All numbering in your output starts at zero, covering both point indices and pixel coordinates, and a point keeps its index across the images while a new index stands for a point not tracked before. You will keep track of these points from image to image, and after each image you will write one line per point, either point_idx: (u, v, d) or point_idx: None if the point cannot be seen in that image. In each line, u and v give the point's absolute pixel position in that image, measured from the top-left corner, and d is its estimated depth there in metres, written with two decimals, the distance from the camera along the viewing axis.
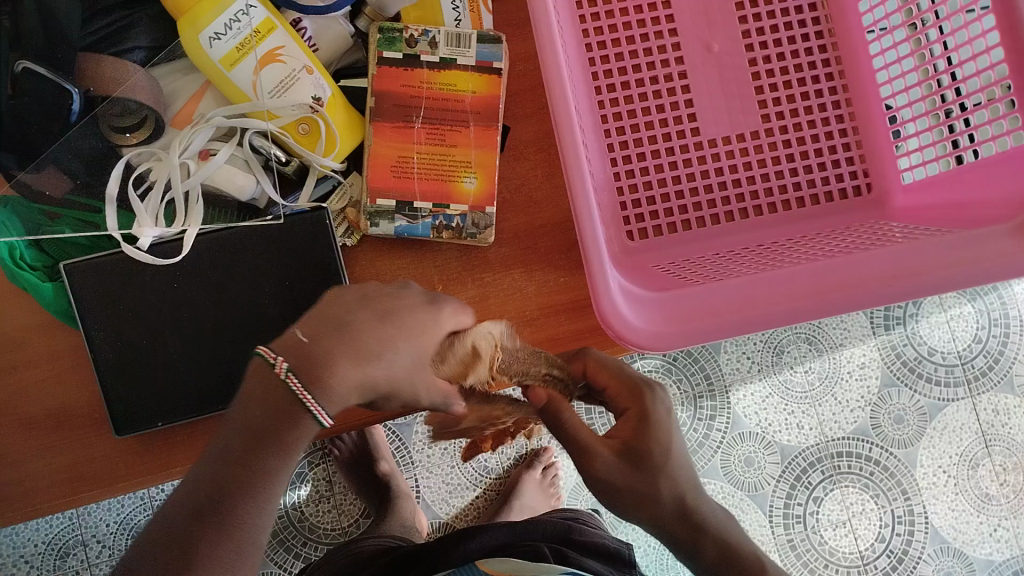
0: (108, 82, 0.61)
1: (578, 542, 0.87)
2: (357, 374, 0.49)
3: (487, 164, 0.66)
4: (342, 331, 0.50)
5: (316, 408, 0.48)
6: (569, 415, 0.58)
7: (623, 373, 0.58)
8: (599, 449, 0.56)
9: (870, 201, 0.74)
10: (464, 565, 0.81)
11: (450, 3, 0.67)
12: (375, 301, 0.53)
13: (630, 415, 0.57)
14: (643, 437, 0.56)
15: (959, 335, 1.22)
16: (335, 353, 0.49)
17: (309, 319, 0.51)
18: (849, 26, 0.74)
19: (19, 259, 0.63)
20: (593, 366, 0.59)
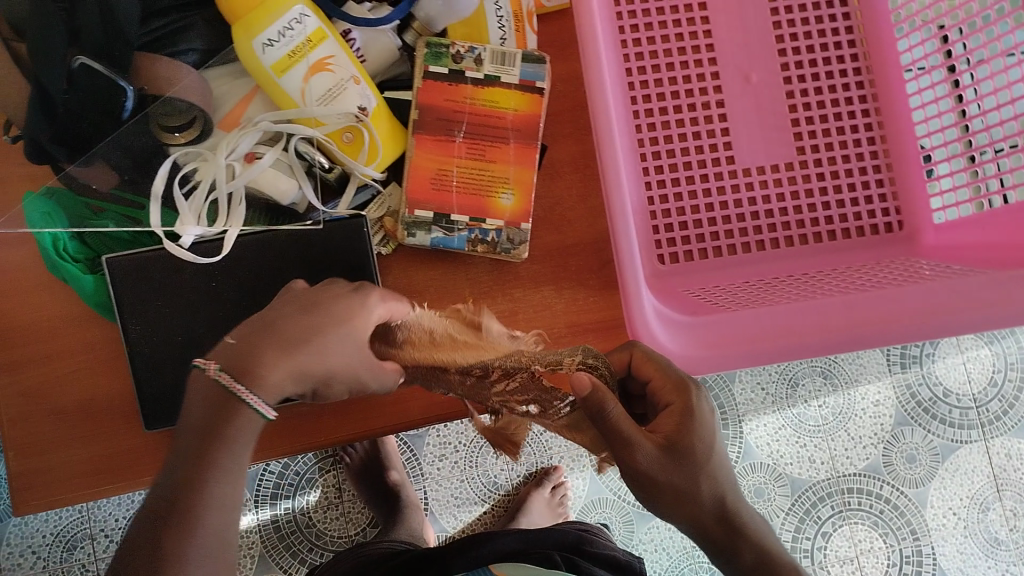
0: (161, 82, 0.63)
1: (589, 552, 0.87)
2: (286, 363, 0.52)
3: (525, 181, 0.67)
4: (268, 328, 0.53)
5: (250, 397, 0.51)
6: (614, 406, 0.53)
7: (671, 369, 0.57)
8: (643, 442, 0.53)
9: (901, 237, 0.74)
10: (476, 569, 0.83)
11: (496, 21, 0.68)
12: (301, 298, 0.56)
13: (674, 409, 0.55)
14: (684, 433, 0.54)
15: (975, 377, 1.22)
16: (261, 347, 0.52)
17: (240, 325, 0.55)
18: (887, 64, 0.75)
19: (63, 250, 0.65)
20: (641, 362, 0.58)
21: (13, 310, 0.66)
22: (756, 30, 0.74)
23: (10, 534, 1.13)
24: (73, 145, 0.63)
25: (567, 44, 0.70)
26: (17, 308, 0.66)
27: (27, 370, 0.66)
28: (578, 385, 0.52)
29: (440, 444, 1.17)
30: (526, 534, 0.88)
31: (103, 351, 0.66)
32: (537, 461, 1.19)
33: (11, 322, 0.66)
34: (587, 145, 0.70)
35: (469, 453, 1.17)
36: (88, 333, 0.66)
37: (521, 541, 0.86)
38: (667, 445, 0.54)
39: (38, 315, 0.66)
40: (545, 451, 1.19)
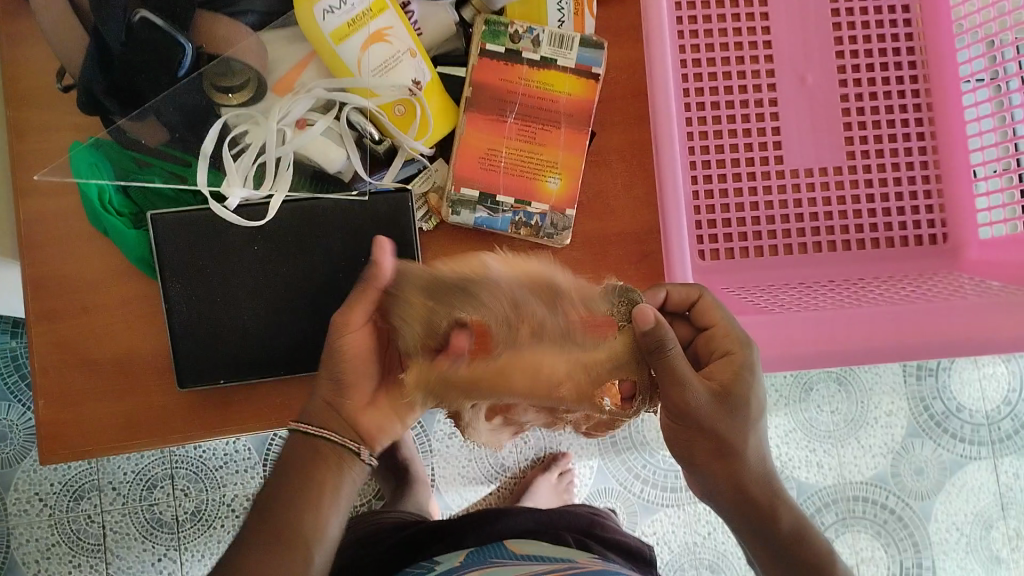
0: (220, 41, 0.64)
1: (601, 537, 0.87)
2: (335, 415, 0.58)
3: (573, 167, 0.66)
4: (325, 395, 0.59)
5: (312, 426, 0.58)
6: (673, 343, 0.49)
7: (735, 326, 0.56)
8: (694, 384, 0.51)
9: (945, 250, 0.74)
10: (490, 543, 0.83)
11: (556, 4, 0.67)
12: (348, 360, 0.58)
13: (733, 358, 0.55)
14: (739, 384, 0.54)
15: (989, 395, 1.22)
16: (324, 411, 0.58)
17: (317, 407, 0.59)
18: (944, 74, 0.74)
19: (107, 203, 0.65)
20: (706, 307, 0.57)
21: (52, 260, 0.66)
22: (815, 30, 0.73)
23: (19, 480, 1.13)
24: (128, 98, 0.64)
25: (624, 32, 0.69)
26: (56, 255, 0.66)
27: (62, 319, 0.66)
28: (641, 320, 0.48)
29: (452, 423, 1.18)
30: (540, 514, 0.88)
31: (140, 306, 0.66)
32: (547, 445, 1.19)
33: (48, 270, 0.66)
34: (636, 134, 0.69)
35: None
36: (126, 287, 0.66)
37: (536, 521, 0.86)
38: (719, 393, 0.53)
39: (76, 266, 0.66)
40: (555, 437, 1.19)
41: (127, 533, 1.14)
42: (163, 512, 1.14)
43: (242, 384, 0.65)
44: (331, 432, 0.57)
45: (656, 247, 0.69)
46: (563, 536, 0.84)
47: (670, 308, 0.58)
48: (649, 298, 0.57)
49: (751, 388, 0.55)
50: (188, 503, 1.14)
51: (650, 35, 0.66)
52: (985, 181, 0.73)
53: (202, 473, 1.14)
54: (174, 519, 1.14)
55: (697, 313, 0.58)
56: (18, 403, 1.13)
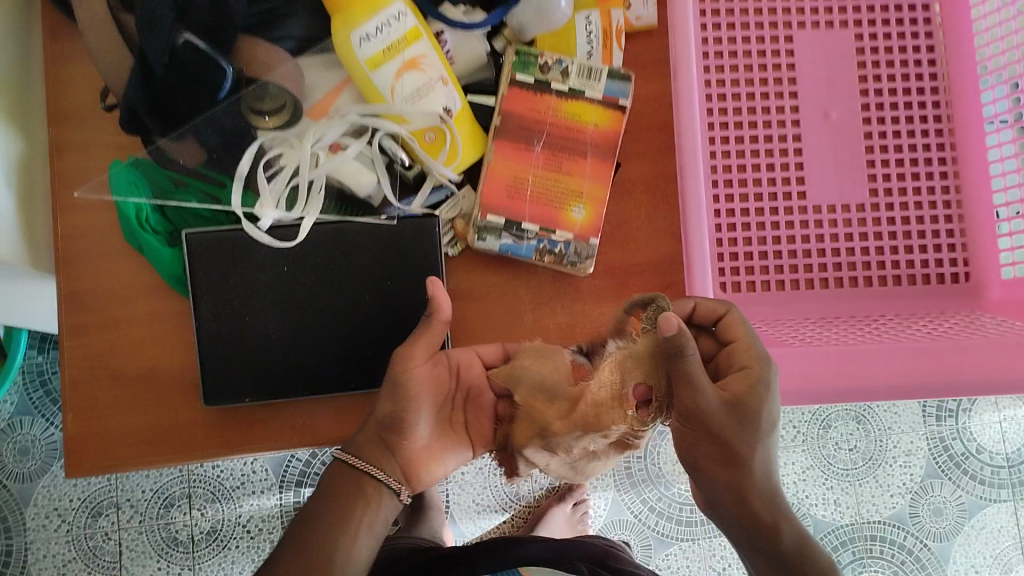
0: (261, 66, 0.66)
1: (614, 568, 0.85)
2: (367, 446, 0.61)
3: (598, 196, 0.67)
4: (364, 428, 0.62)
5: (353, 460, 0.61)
6: (692, 353, 0.53)
7: (756, 341, 0.56)
8: (706, 389, 0.54)
9: (966, 289, 0.74)
10: (504, 569, 0.83)
11: (585, 37, 0.69)
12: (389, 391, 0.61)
13: (749, 373, 0.55)
14: (752, 397, 0.54)
15: (1010, 437, 1.21)
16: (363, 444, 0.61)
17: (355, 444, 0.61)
18: (968, 114, 0.75)
19: (144, 221, 0.67)
20: (732, 321, 0.58)
21: (86, 276, 0.67)
22: (840, 68, 0.74)
23: (38, 494, 1.14)
24: (168, 118, 0.65)
25: (650, 66, 0.71)
26: (90, 271, 0.67)
27: (93, 334, 0.67)
28: (664, 326, 0.52)
29: None
30: (552, 543, 0.87)
31: (171, 322, 0.68)
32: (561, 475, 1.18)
33: (83, 286, 0.67)
34: (661, 165, 0.70)
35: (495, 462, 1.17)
36: (158, 304, 0.68)
37: (548, 549, 0.86)
38: (731, 403, 0.54)
39: (111, 282, 0.67)
40: None
41: (142, 550, 1.15)
42: (179, 530, 1.15)
43: (267, 402, 0.66)
44: (370, 467, 0.61)
45: (678, 277, 0.69)
46: (576, 566, 0.84)
47: (697, 319, 0.60)
48: (676, 308, 0.59)
49: (764, 404, 0.55)
50: (204, 522, 1.15)
51: (679, 68, 0.67)
52: (1008, 222, 0.72)
53: (219, 493, 1.15)
54: (189, 538, 1.15)
55: (722, 327, 0.59)
56: (40, 418, 1.14)
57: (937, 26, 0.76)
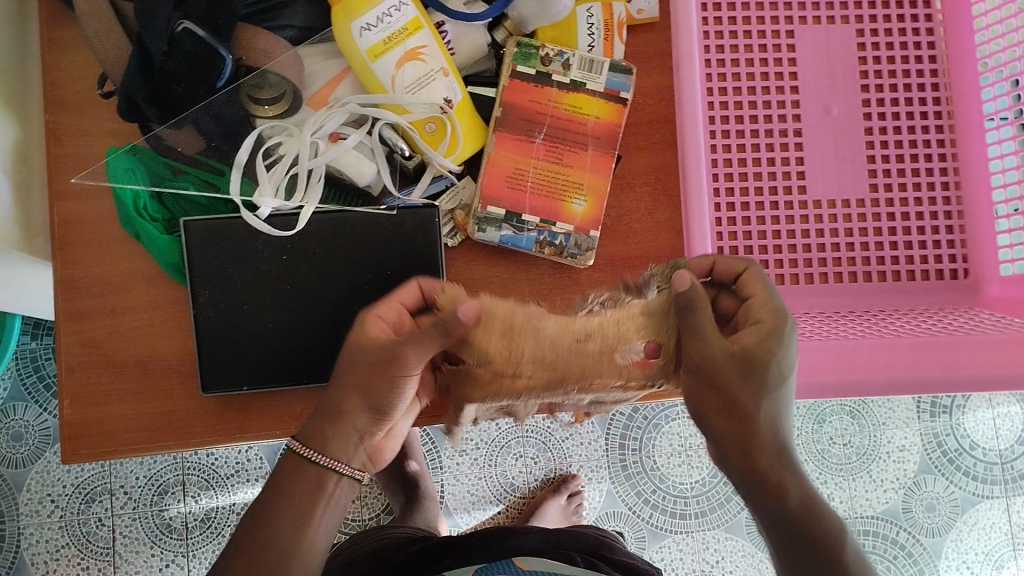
0: (259, 54, 0.65)
1: (609, 558, 0.86)
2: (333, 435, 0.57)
3: (598, 189, 0.67)
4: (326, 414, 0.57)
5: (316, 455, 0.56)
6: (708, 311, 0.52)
7: (775, 296, 0.54)
8: (713, 338, 0.52)
9: (966, 286, 0.74)
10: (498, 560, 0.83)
11: (587, 29, 0.69)
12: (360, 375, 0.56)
13: (760, 327, 0.52)
14: (763, 349, 0.52)
15: (1003, 434, 1.21)
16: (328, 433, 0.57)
17: (321, 431, 0.57)
18: (969, 110, 0.75)
19: (142, 209, 0.66)
20: (749, 278, 0.56)
21: (84, 262, 0.67)
22: (842, 64, 0.74)
23: (32, 480, 1.14)
24: (167, 107, 0.65)
25: (652, 58, 0.71)
26: (87, 258, 0.67)
27: (89, 320, 0.67)
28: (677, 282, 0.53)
29: (462, 440, 1.18)
30: (547, 534, 0.87)
31: (170, 310, 0.67)
32: (556, 466, 1.19)
33: (80, 272, 0.67)
34: (662, 158, 0.70)
35: (489, 452, 1.18)
36: (155, 292, 0.67)
37: (543, 540, 0.86)
38: (740, 358, 0.52)
39: (109, 269, 0.67)
40: (564, 458, 1.19)
41: (136, 537, 1.15)
42: (173, 517, 1.15)
43: (265, 391, 0.66)
44: (335, 461, 0.57)
45: None
46: (570, 558, 0.84)
47: (717, 277, 0.58)
48: (694, 265, 0.58)
49: (775, 357, 0.52)
50: (198, 510, 1.15)
51: (679, 58, 0.68)
52: (1007, 218, 0.72)
53: (213, 481, 1.15)
54: (183, 525, 1.15)
55: (741, 284, 0.56)
56: (34, 404, 1.14)
57: (938, 22, 0.75)
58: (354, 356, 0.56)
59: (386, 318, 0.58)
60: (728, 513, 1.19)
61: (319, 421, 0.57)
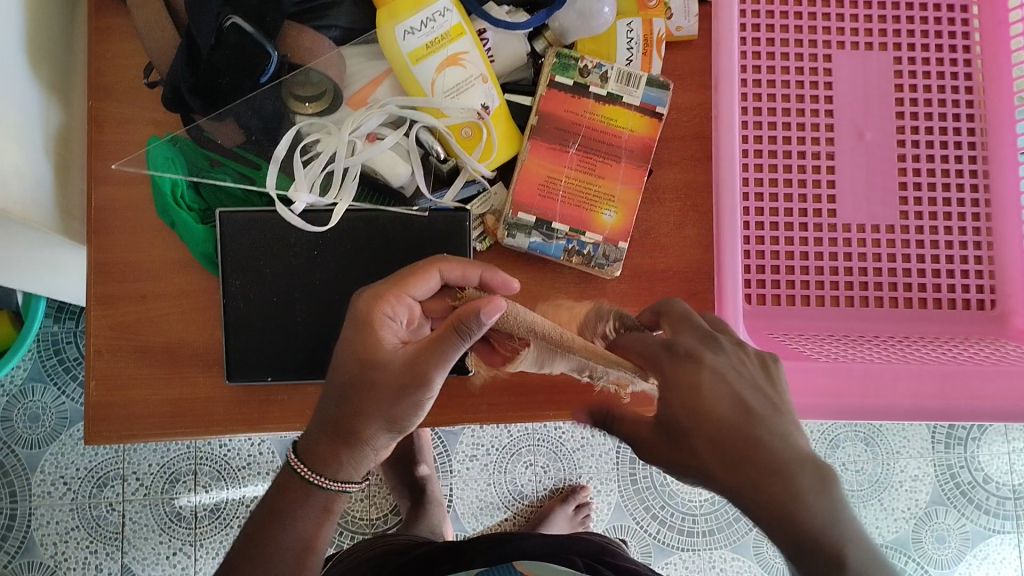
0: (304, 52, 0.66)
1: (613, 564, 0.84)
2: (344, 452, 0.56)
3: (629, 201, 0.68)
4: (338, 433, 0.56)
5: (321, 478, 0.57)
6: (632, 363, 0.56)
7: (648, 343, 0.54)
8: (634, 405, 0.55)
9: (991, 316, 0.74)
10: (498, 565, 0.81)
11: (627, 43, 0.69)
12: (372, 391, 0.55)
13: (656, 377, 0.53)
14: (681, 404, 0.50)
15: (1018, 469, 1.22)
16: (336, 452, 0.56)
17: (329, 449, 0.56)
18: (1002, 142, 0.75)
19: (179, 198, 0.67)
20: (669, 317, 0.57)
21: (119, 248, 0.68)
22: (877, 89, 0.75)
23: (46, 462, 1.15)
24: (209, 97, 0.66)
25: (689, 75, 0.71)
26: (120, 244, 0.68)
27: (120, 305, 0.68)
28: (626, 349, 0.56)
29: (473, 445, 1.18)
30: (548, 540, 0.85)
31: (200, 298, 0.68)
32: (566, 476, 1.19)
33: (113, 257, 0.68)
34: (693, 175, 0.71)
35: (499, 459, 1.18)
36: (187, 281, 0.68)
37: (544, 545, 0.84)
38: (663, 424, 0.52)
39: (143, 256, 0.68)
40: (574, 470, 1.19)
41: (145, 524, 1.16)
42: (183, 506, 1.16)
43: (289, 383, 0.67)
44: (345, 483, 0.58)
45: (702, 287, 0.70)
46: (570, 560, 0.81)
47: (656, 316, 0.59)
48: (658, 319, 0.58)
49: (691, 399, 0.50)
50: (208, 500, 1.16)
51: (720, 73, 0.66)
52: None
53: (224, 472, 1.17)
54: (192, 515, 1.16)
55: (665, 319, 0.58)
56: (53, 386, 1.15)
57: (976, 53, 0.76)
58: (370, 375, 0.55)
59: (396, 319, 0.57)
60: (737, 532, 1.19)
61: (330, 442, 0.56)
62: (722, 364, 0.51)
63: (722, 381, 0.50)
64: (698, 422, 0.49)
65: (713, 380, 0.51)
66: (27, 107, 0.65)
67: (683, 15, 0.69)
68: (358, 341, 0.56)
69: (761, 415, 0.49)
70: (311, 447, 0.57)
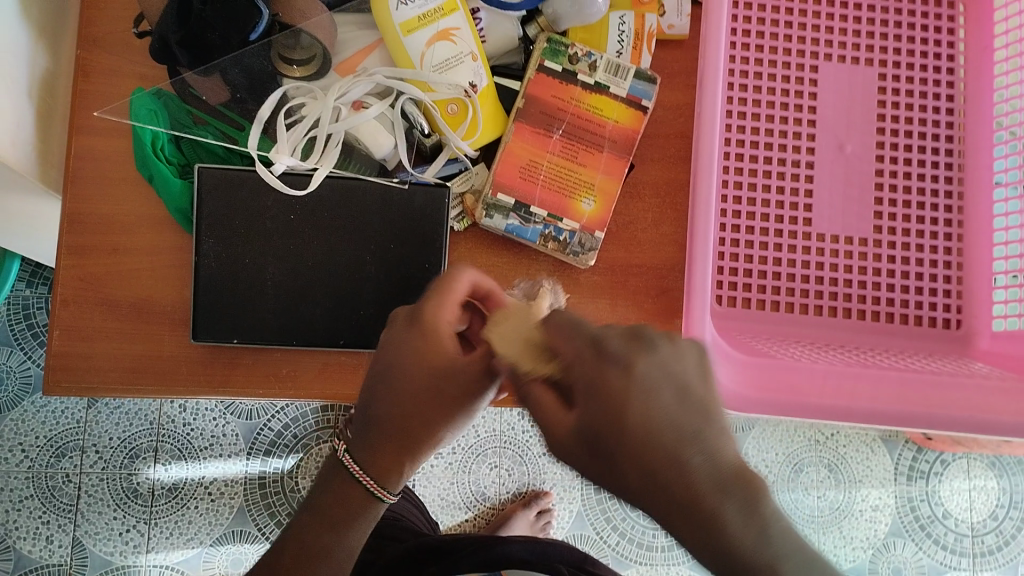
0: (296, 14, 0.66)
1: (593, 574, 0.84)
2: (405, 458, 0.54)
3: (608, 191, 0.68)
4: (403, 441, 0.53)
5: (373, 485, 0.54)
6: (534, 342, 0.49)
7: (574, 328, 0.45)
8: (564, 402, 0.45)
9: (957, 336, 0.75)
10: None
11: (617, 35, 0.70)
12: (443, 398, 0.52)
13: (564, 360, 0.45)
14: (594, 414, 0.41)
15: (977, 507, 1.23)
16: (399, 457, 0.53)
17: (392, 454, 0.53)
18: (980, 166, 0.77)
19: (159, 150, 0.67)
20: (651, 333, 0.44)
21: (95, 199, 0.68)
22: (860, 104, 0.76)
23: (5, 427, 1.13)
24: (198, 53, 0.65)
25: (677, 74, 0.72)
26: (97, 194, 0.68)
27: (90, 257, 0.67)
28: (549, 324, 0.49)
29: None
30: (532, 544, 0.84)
31: (172, 255, 0.68)
32: (528, 481, 1.18)
33: (88, 208, 0.67)
34: (673, 173, 0.71)
35: (464, 458, 1.17)
36: (162, 237, 0.68)
37: (530, 551, 0.83)
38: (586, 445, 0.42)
39: (118, 209, 0.68)
40: (538, 474, 1.19)
41: (100, 497, 1.14)
42: (140, 482, 1.15)
43: (255, 346, 0.66)
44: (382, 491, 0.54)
45: (675, 284, 0.70)
46: (556, 568, 0.81)
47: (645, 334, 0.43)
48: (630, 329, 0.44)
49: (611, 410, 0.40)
50: (166, 478, 1.15)
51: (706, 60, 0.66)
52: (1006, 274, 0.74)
53: (185, 451, 1.16)
54: (149, 492, 1.15)
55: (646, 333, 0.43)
56: (19, 351, 1.14)
57: (959, 77, 0.78)
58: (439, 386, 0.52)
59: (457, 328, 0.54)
60: None
61: (395, 450, 0.53)
62: (655, 373, 0.41)
63: (653, 395, 0.40)
64: (621, 443, 0.39)
65: (641, 387, 0.40)
66: (14, 52, 0.65)
67: (675, 14, 0.71)
68: (418, 345, 0.53)
69: (692, 432, 0.39)
70: (367, 447, 0.54)
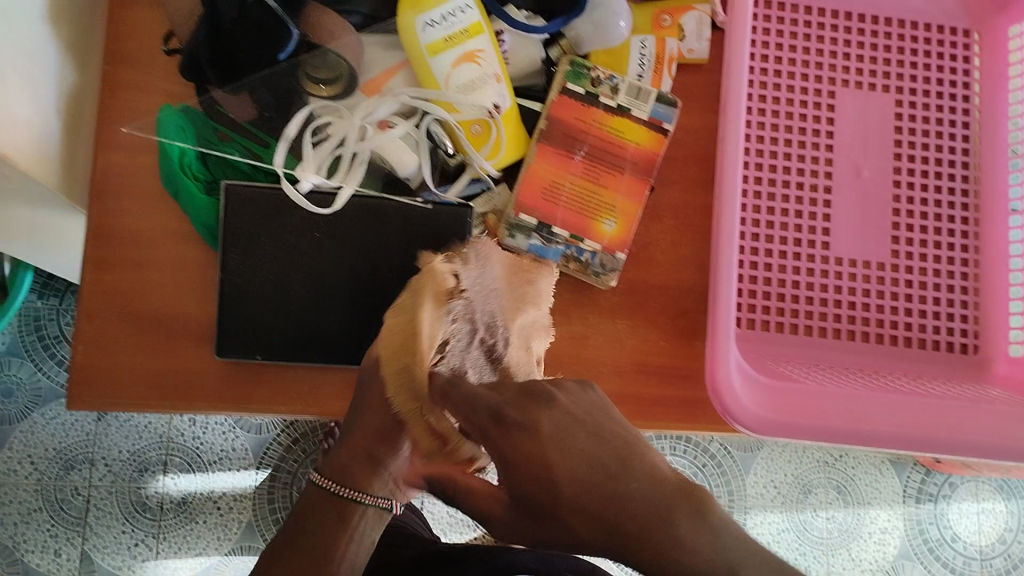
0: (324, 35, 0.66)
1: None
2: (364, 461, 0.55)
3: (629, 213, 0.69)
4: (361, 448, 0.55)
5: (334, 485, 0.56)
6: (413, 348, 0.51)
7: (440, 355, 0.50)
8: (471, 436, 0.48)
9: (974, 360, 0.76)
10: None
11: (639, 58, 0.71)
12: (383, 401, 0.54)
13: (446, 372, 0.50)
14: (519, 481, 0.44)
15: (986, 530, 1.23)
16: (353, 460, 0.56)
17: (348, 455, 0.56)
18: (995, 192, 0.77)
19: (186, 166, 0.67)
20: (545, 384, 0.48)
21: (119, 215, 0.68)
22: (876, 130, 0.76)
23: (14, 438, 1.14)
24: (226, 71, 0.66)
25: (697, 96, 0.73)
26: (123, 208, 0.68)
27: (114, 272, 0.67)
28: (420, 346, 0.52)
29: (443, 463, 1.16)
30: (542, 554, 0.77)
31: (195, 271, 0.68)
32: None
33: (112, 224, 0.68)
34: (691, 195, 0.72)
35: None
36: (186, 253, 0.68)
37: (539, 560, 0.76)
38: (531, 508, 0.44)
39: (142, 224, 0.68)
40: None
41: (109, 511, 1.14)
42: (149, 496, 1.15)
43: (278, 362, 0.67)
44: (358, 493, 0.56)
45: (696, 306, 0.71)
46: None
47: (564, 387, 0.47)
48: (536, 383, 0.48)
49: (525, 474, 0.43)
50: (175, 492, 1.15)
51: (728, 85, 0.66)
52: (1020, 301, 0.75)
53: (194, 464, 1.16)
54: (158, 506, 1.15)
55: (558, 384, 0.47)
56: (30, 362, 1.15)
57: (974, 104, 0.78)
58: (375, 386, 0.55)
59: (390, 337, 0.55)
60: None
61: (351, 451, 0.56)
62: (559, 424, 0.44)
63: (565, 440, 0.43)
64: (553, 501, 0.43)
65: (548, 436, 0.43)
66: (44, 69, 0.66)
67: (695, 38, 0.72)
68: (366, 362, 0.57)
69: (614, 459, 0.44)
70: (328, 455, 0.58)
